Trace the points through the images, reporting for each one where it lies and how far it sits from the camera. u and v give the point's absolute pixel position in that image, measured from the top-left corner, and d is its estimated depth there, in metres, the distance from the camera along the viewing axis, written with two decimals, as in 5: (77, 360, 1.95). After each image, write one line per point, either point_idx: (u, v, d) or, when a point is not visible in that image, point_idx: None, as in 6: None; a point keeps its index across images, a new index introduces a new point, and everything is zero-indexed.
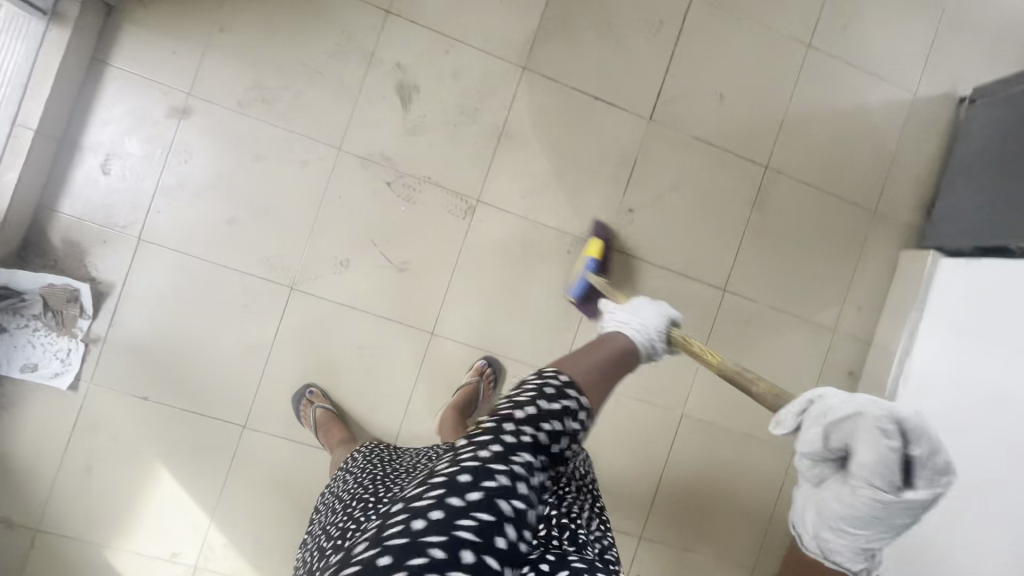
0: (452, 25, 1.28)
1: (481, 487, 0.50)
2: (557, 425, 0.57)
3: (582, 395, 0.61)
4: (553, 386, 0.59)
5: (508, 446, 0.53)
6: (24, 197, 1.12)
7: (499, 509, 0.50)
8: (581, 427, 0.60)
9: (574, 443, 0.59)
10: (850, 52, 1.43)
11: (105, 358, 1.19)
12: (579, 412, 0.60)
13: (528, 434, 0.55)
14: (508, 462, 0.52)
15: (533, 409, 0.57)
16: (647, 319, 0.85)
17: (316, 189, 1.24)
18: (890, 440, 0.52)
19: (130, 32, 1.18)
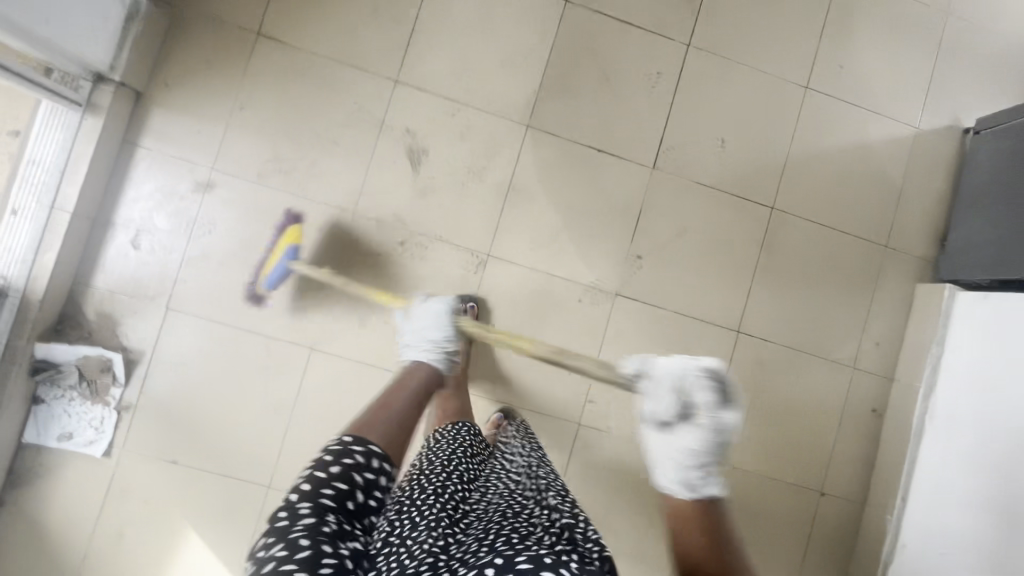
0: (457, 90, 1.33)
1: (265, 570, 0.57)
2: (340, 484, 0.68)
3: (366, 444, 0.73)
4: (332, 452, 0.71)
5: (284, 527, 0.62)
6: (62, 275, 1.19)
7: (286, 570, 0.56)
8: (379, 471, 0.73)
9: (369, 489, 0.71)
10: (849, 91, 1.45)
11: (136, 424, 1.24)
12: (363, 460, 0.71)
13: (305, 505, 0.64)
14: (286, 537, 0.60)
15: (306, 486, 0.67)
16: (427, 329, 1.03)
17: (333, 252, 1.29)
18: (708, 387, 0.74)
19: (157, 114, 1.25)
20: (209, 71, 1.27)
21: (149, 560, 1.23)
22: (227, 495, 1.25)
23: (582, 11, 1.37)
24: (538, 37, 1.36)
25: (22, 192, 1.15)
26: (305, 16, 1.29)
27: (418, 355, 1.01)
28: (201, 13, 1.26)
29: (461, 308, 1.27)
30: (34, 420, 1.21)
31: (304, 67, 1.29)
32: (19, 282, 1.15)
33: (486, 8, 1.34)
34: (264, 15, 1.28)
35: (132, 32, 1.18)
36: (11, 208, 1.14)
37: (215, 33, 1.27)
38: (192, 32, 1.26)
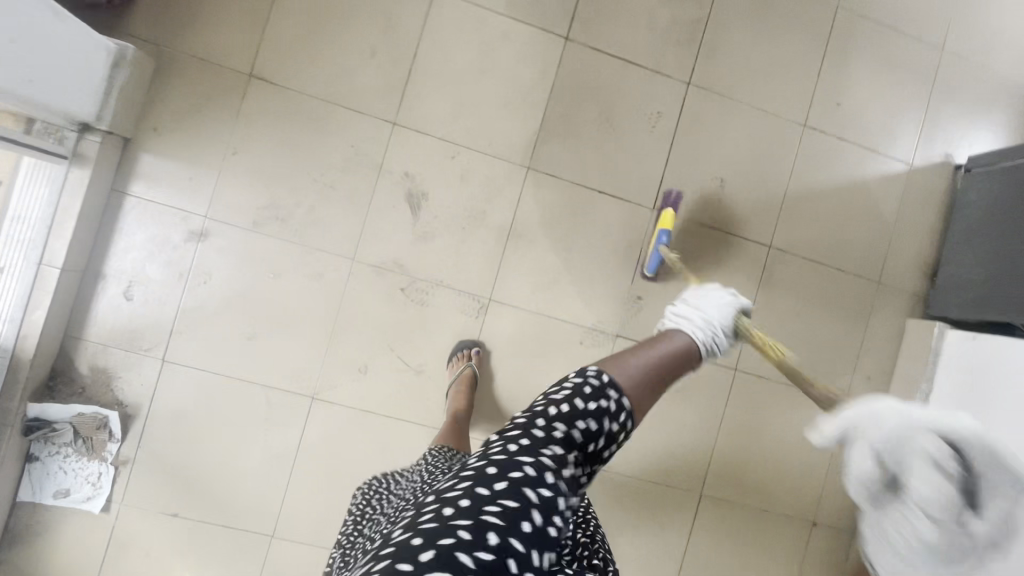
0: (457, 132, 1.31)
1: (510, 478, 0.54)
2: (593, 423, 0.60)
3: (621, 396, 0.62)
4: (591, 387, 0.61)
5: (538, 439, 0.58)
6: (54, 331, 1.16)
7: (527, 498, 0.54)
8: (622, 427, 0.62)
9: (611, 443, 0.62)
10: (847, 129, 1.46)
11: (134, 479, 1.22)
12: (618, 412, 0.61)
13: (560, 429, 0.59)
14: (537, 454, 0.56)
15: (567, 407, 0.60)
16: (715, 311, 0.75)
17: (332, 300, 1.27)
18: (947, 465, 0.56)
19: (147, 161, 1.21)
20: (200, 114, 1.22)
21: None
22: (230, 546, 1.25)
23: (581, 50, 1.35)
24: (537, 75, 1.33)
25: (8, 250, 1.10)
26: (298, 57, 1.25)
27: (692, 334, 0.72)
28: (190, 54, 1.22)
29: (460, 351, 1.29)
30: (28, 478, 1.18)
31: (298, 109, 1.25)
32: (8, 342, 1.11)
33: (484, 46, 1.32)
34: (256, 56, 1.24)
35: (117, 79, 1.12)
36: None
37: (205, 75, 1.22)
38: (181, 75, 1.22)
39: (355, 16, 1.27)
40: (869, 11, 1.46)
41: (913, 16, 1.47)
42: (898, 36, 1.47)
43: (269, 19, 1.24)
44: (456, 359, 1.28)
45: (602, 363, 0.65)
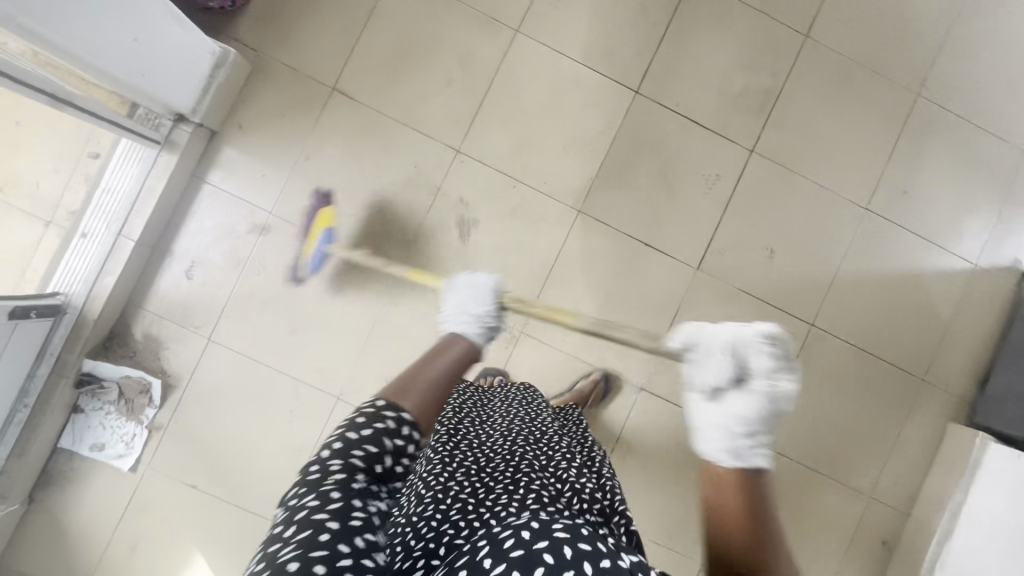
0: (516, 167, 1.35)
1: (295, 518, 0.51)
2: (371, 445, 0.58)
3: (398, 410, 0.62)
4: (365, 414, 0.61)
5: (317, 476, 0.55)
6: (119, 297, 1.25)
7: (318, 523, 0.50)
8: (410, 440, 0.61)
9: (402, 457, 0.60)
10: (910, 219, 1.42)
11: (163, 445, 1.29)
12: (396, 425, 0.61)
13: (337, 460, 0.56)
14: (318, 487, 0.54)
15: (338, 442, 0.58)
16: (478, 300, 0.84)
17: (372, 308, 1.33)
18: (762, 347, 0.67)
19: (228, 153, 1.31)
20: (282, 118, 1.31)
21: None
22: (239, 526, 1.30)
23: (649, 105, 1.38)
24: (601, 123, 1.37)
25: (95, 218, 1.22)
26: (380, 78, 1.33)
27: (461, 334, 0.79)
28: (283, 63, 1.32)
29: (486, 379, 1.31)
30: (72, 427, 1.27)
31: (371, 126, 1.33)
32: (78, 301, 1.21)
33: (555, 90, 1.36)
34: (342, 72, 1.32)
35: (217, 78, 1.22)
36: (83, 232, 1.23)
37: (293, 83, 1.32)
38: (272, 81, 1.31)
39: (437, 47, 1.34)
40: (948, 103, 1.43)
41: (995, 115, 1.44)
42: (977, 133, 1.43)
43: (359, 40, 1.33)
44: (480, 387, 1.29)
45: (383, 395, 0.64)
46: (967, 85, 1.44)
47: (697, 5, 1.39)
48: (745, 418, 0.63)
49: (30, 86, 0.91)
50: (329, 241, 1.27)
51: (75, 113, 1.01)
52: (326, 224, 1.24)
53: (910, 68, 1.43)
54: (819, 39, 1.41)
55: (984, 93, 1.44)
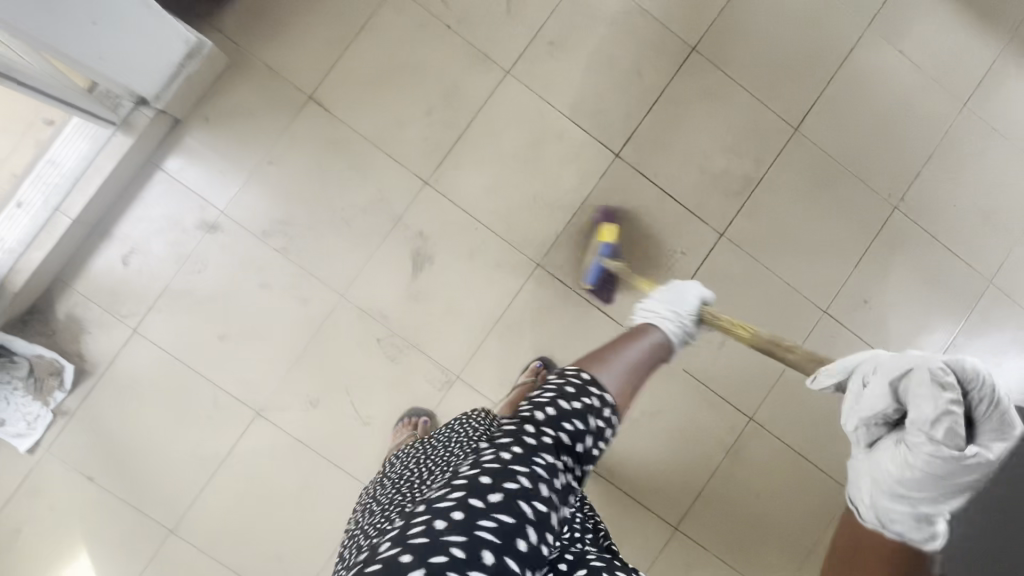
0: (482, 209, 1.32)
1: (506, 485, 0.51)
2: (578, 426, 0.60)
3: (604, 395, 0.65)
4: (574, 387, 0.64)
5: (530, 446, 0.56)
6: (46, 273, 1.20)
7: (521, 511, 0.50)
8: (608, 423, 0.63)
9: (596, 448, 0.61)
10: (866, 329, 1.41)
11: (66, 431, 1.24)
12: (602, 413, 0.63)
13: (549, 434, 0.57)
14: (533, 460, 0.54)
15: (552, 411, 0.59)
16: (679, 303, 1.03)
17: (309, 326, 1.29)
18: (948, 389, 0.58)
19: (188, 144, 1.26)
20: (252, 117, 1.27)
21: (37, 568, 1.23)
22: (131, 528, 1.25)
23: (627, 170, 1.36)
24: (576, 179, 1.35)
25: (34, 189, 1.17)
26: (360, 94, 1.30)
27: (656, 321, 1.00)
28: (263, 62, 1.27)
29: (409, 418, 1.26)
30: None
31: (342, 140, 1.29)
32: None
33: (535, 138, 1.34)
34: (322, 80, 1.29)
35: (188, 68, 1.17)
36: (18, 200, 1.17)
37: (270, 83, 1.28)
38: (248, 77, 1.27)
39: (425, 73, 1.31)
40: (924, 220, 1.43)
41: (967, 239, 1.44)
42: (946, 254, 1.43)
43: (346, 52, 1.29)
44: (403, 426, 1.25)
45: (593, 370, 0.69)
46: (945, 205, 1.43)
47: (692, 79, 1.37)
48: (891, 475, 0.61)
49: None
50: (608, 255, 1.29)
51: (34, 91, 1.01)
52: (609, 238, 1.29)
53: (892, 179, 1.42)
54: (808, 134, 1.40)
55: (960, 216, 1.44)
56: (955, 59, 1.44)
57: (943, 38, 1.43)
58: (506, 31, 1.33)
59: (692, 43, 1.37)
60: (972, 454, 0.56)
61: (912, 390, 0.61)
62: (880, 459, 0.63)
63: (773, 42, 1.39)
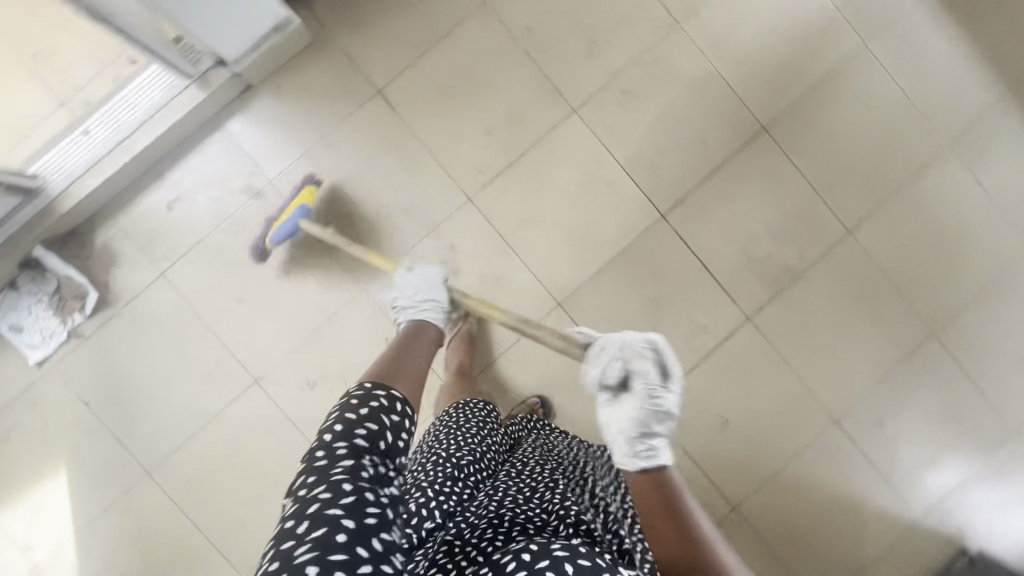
0: (517, 237, 1.33)
1: (308, 514, 0.52)
2: (371, 426, 0.63)
3: (387, 389, 0.68)
4: (358, 396, 0.66)
5: (325, 466, 0.57)
6: (94, 201, 1.25)
7: (329, 515, 0.52)
8: (401, 414, 0.67)
9: (400, 434, 0.65)
10: (874, 448, 1.37)
11: (75, 353, 1.29)
12: (394, 406, 0.67)
13: (342, 448, 0.59)
14: (329, 478, 0.56)
15: (340, 427, 0.61)
16: (411, 286, 1.00)
17: (324, 310, 1.31)
18: (645, 353, 0.83)
19: (255, 110, 1.29)
20: (320, 99, 1.30)
21: (20, 474, 1.28)
22: (114, 460, 1.29)
23: (668, 233, 1.35)
24: (616, 229, 1.34)
25: (103, 120, 1.21)
26: (427, 100, 1.32)
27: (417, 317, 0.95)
28: (343, 48, 1.30)
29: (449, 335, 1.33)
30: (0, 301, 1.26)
31: (399, 140, 1.31)
32: (53, 191, 1.21)
33: (586, 180, 1.34)
34: (394, 78, 1.31)
35: (272, 40, 1.21)
36: (85, 128, 1.22)
37: (343, 69, 1.30)
38: (325, 59, 1.30)
39: (493, 93, 1.32)
40: (960, 354, 1.37)
41: (1000, 383, 1.38)
42: (974, 393, 1.38)
43: (423, 56, 1.31)
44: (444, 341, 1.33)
45: (376, 377, 0.71)
46: (986, 344, 1.38)
47: (756, 157, 1.35)
48: (630, 415, 0.77)
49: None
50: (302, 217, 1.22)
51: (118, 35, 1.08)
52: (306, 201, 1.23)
53: (937, 305, 1.38)
54: (861, 239, 1.37)
55: (999, 358, 1.38)
56: None
57: None
58: (581, 70, 1.33)
59: (764, 123, 1.35)
60: (665, 392, 0.80)
61: (608, 356, 0.85)
62: (623, 410, 0.78)
63: (845, 139, 1.37)
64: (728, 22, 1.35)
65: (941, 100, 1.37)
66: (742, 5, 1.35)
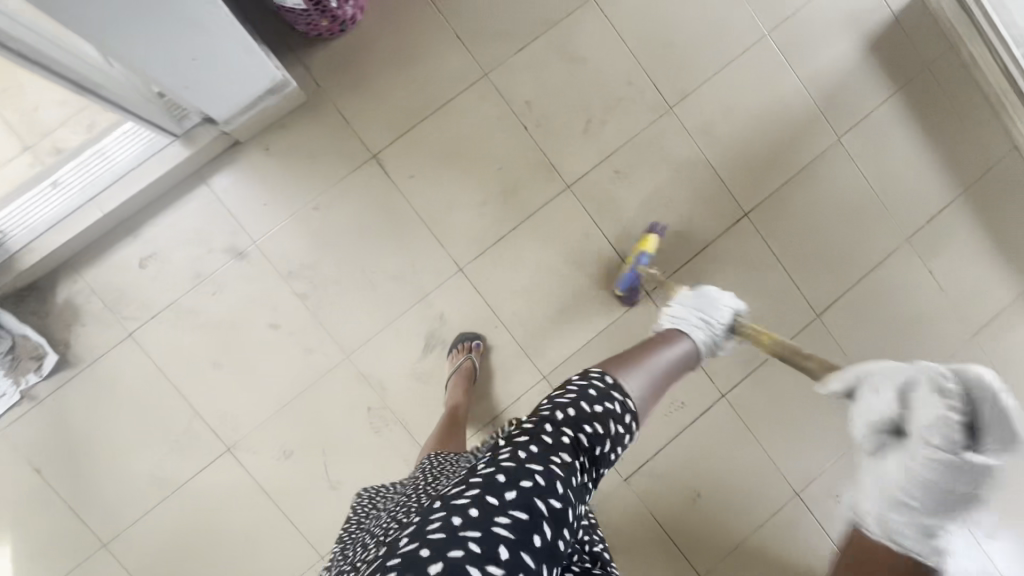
0: (507, 310, 1.33)
1: (528, 479, 0.58)
2: (598, 432, 0.66)
3: (623, 396, 0.72)
4: (597, 391, 0.70)
5: (547, 446, 0.61)
6: (60, 256, 1.16)
7: (536, 507, 0.56)
8: (626, 429, 0.70)
9: (614, 446, 0.68)
10: (832, 520, 1.45)
11: (28, 416, 1.20)
12: (622, 417, 0.70)
13: (568, 436, 0.63)
14: (552, 456, 0.61)
15: (572, 412, 0.66)
16: (702, 311, 1.00)
17: (305, 377, 1.27)
18: None
19: (241, 167, 1.24)
20: (311, 160, 1.26)
21: None
22: (65, 531, 1.21)
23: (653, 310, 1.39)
24: (605, 305, 1.36)
25: (74, 174, 1.13)
26: (423, 168, 1.30)
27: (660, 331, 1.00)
28: (338, 109, 1.27)
29: (461, 343, 1.28)
30: None
31: (392, 206, 1.29)
32: (14, 246, 1.12)
33: (576, 256, 1.35)
34: (389, 144, 1.29)
35: (266, 103, 1.16)
36: (55, 179, 1.14)
37: (338, 130, 1.27)
38: (320, 119, 1.26)
39: (490, 165, 1.32)
40: None
41: None
42: None
43: (422, 123, 1.30)
44: (455, 351, 1.28)
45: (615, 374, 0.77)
46: None
47: (737, 241, 1.42)
48: None
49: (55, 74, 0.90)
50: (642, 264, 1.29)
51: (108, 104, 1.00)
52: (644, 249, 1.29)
53: None
54: (827, 323, 1.45)
55: None
56: (980, 293, 1.50)
57: (974, 270, 1.50)
58: (577, 148, 1.35)
59: (746, 210, 1.42)
60: None
61: None
62: None
63: (819, 228, 1.45)
64: (718, 110, 1.40)
65: (905, 196, 1.47)
66: (732, 96, 1.41)
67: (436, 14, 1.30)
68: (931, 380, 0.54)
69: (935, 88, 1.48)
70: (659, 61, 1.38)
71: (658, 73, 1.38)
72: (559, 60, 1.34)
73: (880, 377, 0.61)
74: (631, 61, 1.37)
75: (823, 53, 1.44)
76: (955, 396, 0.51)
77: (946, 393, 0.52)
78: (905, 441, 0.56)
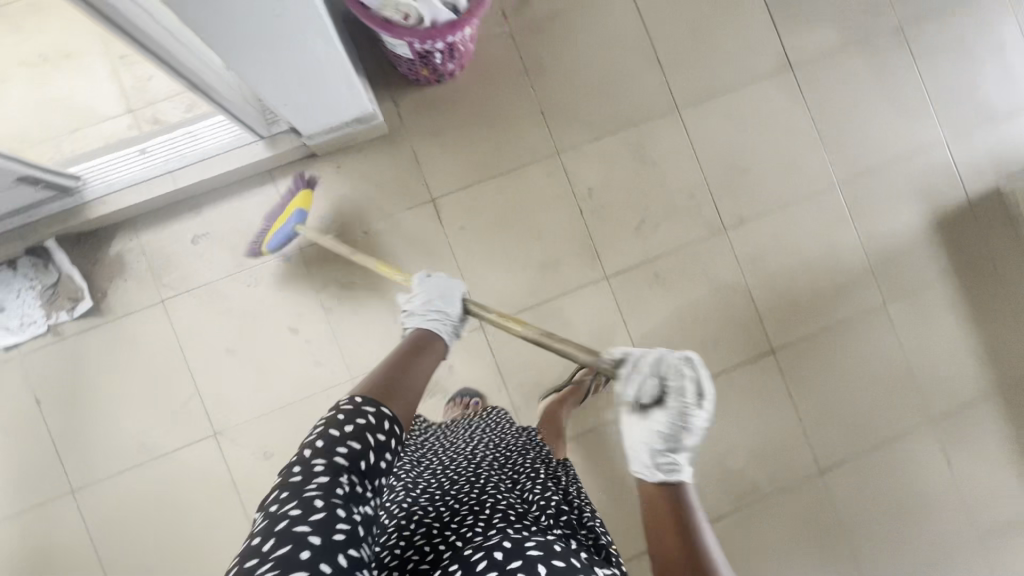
0: (514, 377, 1.34)
1: (274, 532, 0.51)
2: (353, 445, 0.60)
3: (375, 405, 0.64)
4: (345, 412, 0.62)
5: (297, 484, 0.55)
6: (125, 213, 1.24)
7: (295, 533, 0.51)
8: (389, 432, 0.64)
9: (384, 451, 0.62)
10: None
11: (48, 349, 1.25)
12: (381, 423, 0.63)
13: (318, 464, 0.57)
14: (301, 496, 0.54)
15: (319, 443, 0.59)
16: (434, 304, 0.91)
17: (306, 388, 1.30)
18: None
19: (310, 177, 1.31)
20: (375, 188, 1.33)
21: None
22: (43, 467, 1.24)
23: None
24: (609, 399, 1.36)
25: (163, 146, 1.21)
26: (474, 221, 1.35)
27: (428, 329, 0.88)
28: (413, 148, 1.34)
29: (460, 399, 1.29)
30: None
31: (435, 249, 1.34)
32: (88, 194, 1.20)
33: (595, 344, 1.36)
34: (449, 192, 1.34)
35: (351, 129, 1.24)
36: (143, 148, 1.22)
37: (407, 167, 1.33)
38: (394, 153, 1.33)
39: (537, 236, 1.36)
40: None
41: None
42: None
43: (485, 181, 1.35)
44: (453, 405, 1.28)
45: (363, 391, 0.67)
46: None
47: (757, 374, 1.40)
48: None
49: (162, 66, 0.92)
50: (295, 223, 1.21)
51: (201, 96, 1.03)
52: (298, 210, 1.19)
53: (880, 567, 1.40)
54: (828, 483, 1.41)
55: None
56: (995, 497, 1.43)
57: (994, 473, 1.44)
58: (624, 242, 1.38)
59: (773, 346, 1.41)
60: None
61: None
62: None
63: (843, 384, 1.42)
64: (770, 243, 1.42)
65: (938, 379, 1.44)
66: (787, 233, 1.42)
67: (528, 87, 1.37)
68: (680, 358, 0.74)
69: (993, 282, 1.46)
70: (725, 182, 1.41)
71: (721, 194, 1.41)
72: (630, 157, 1.39)
73: (642, 360, 0.75)
74: (697, 177, 1.40)
75: (888, 217, 1.45)
76: (691, 363, 0.73)
77: (688, 360, 0.73)
78: (663, 403, 0.72)
